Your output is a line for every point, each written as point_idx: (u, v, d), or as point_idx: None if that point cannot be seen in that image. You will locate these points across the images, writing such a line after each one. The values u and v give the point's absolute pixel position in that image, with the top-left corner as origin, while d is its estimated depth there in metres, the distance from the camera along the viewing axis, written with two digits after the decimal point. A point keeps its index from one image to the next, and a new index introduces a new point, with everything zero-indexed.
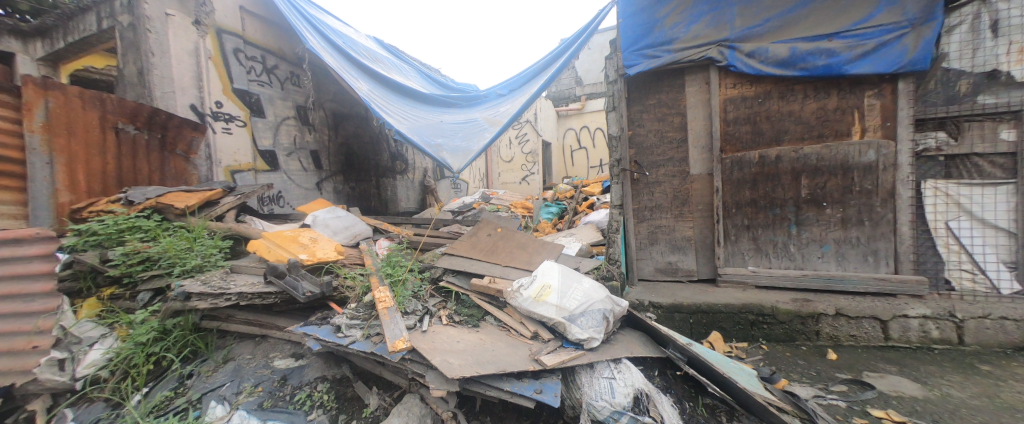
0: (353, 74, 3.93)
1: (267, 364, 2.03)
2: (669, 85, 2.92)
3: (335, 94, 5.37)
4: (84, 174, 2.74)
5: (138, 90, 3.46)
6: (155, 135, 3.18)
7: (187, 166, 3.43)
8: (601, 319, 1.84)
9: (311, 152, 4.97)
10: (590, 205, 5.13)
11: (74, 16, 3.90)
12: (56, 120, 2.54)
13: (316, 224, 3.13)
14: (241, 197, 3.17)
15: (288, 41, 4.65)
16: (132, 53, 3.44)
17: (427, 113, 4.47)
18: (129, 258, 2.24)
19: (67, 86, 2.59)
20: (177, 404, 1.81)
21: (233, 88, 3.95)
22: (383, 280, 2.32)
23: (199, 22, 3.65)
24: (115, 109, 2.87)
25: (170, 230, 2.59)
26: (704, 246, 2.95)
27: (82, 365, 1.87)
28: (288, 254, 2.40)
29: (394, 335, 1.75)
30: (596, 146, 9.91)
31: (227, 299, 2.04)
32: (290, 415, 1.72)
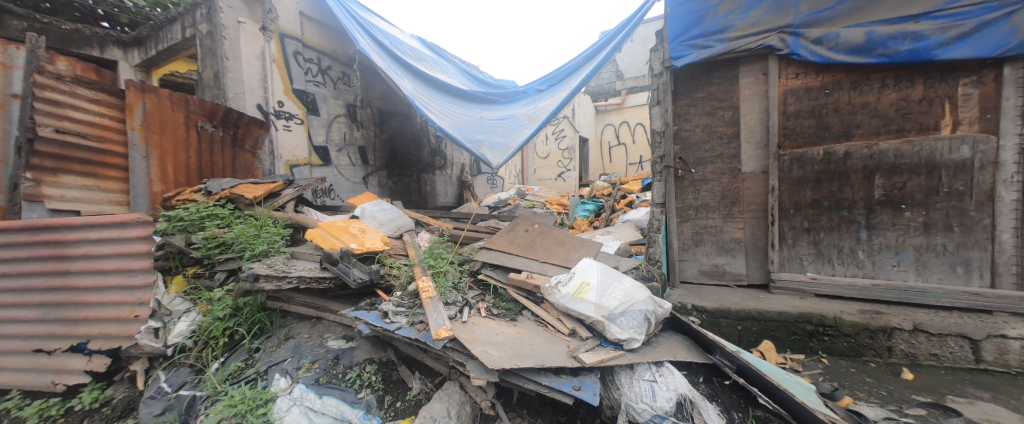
0: (399, 73, 4.10)
1: (322, 344, 2.20)
2: (721, 76, 2.75)
3: (381, 93, 5.64)
4: (173, 167, 3.09)
5: (214, 92, 3.86)
6: (229, 132, 3.53)
7: (254, 160, 3.79)
8: (643, 320, 1.79)
9: (359, 148, 5.26)
10: (629, 203, 4.98)
11: (162, 27, 4.42)
12: (151, 119, 2.90)
13: (365, 216, 3.33)
14: (300, 189, 3.44)
15: (341, 43, 4.95)
16: (210, 59, 3.84)
17: (467, 110, 4.55)
18: (208, 242, 2.51)
19: (159, 89, 2.94)
20: (248, 374, 2.03)
21: (292, 89, 4.28)
22: (426, 271, 2.42)
23: (266, 28, 4.00)
24: (197, 109, 3.22)
25: (241, 218, 2.88)
26: (755, 248, 2.76)
27: (173, 334, 2.15)
28: (340, 243, 2.57)
29: (437, 323, 1.82)
30: (636, 142, 9.55)
31: (289, 282, 2.24)
32: (342, 392, 1.87)
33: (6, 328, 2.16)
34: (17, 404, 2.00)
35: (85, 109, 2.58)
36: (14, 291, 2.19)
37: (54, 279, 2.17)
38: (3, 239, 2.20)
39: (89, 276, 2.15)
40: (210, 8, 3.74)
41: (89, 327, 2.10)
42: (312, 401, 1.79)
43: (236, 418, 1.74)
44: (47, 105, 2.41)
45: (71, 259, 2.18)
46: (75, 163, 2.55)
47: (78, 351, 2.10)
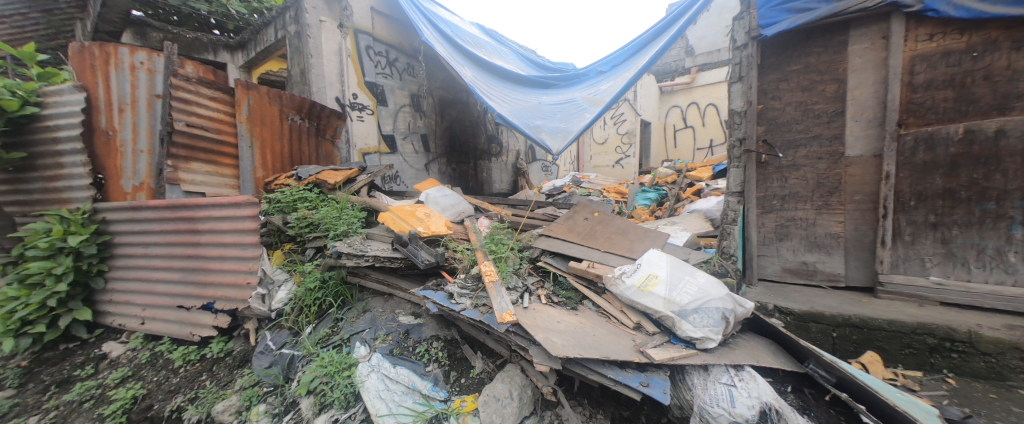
0: (460, 61, 4.15)
1: (394, 318, 2.38)
2: (823, 44, 2.35)
3: (442, 82, 5.82)
4: (271, 156, 3.54)
5: (300, 87, 4.30)
6: (314, 123, 3.92)
7: (333, 149, 4.19)
8: (720, 319, 1.65)
9: (422, 136, 5.51)
10: (697, 192, 4.57)
11: (260, 31, 5.00)
12: (254, 113, 3.33)
13: (429, 201, 3.51)
14: (371, 176, 3.71)
15: (408, 35, 5.17)
16: (297, 57, 4.27)
17: (525, 95, 4.49)
18: (300, 222, 2.86)
19: (259, 87, 3.35)
20: (335, 340, 2.29)
21: (365, 81, 4.61)
22: (488, 255, 2.48)
23: (342, 25, 4.31)
24: (289, 103, 3.61)
25: (325, 201, 3.21)
26: (858, 246, 2.38)
27: (275, 300, 2.49)
28: (409, 226, 2.74)
29: (501, 307, 1.86)
30: (706, 125, 8.69)
31: (365, 260, 2.46)
32: (413, 363, 2.02)
33: (158, 286, 2.68)
34: (169, 348, 2.49)
35: (206, 106, 3.05)
36: (163, 257, 2.71)
37: (189, 249, 2.63)
38: (153, 215, 2.69)
39: (214, 247, 2.58)
40: (297, 10, 4.14)
41: (215, 290, 2.53)
42: (387, 370, 1.95)
43: (327, 377, 1.98)
44: (179, 104, 2.87)
45: (200, 232, 2.61)
46: (200, 152, 3.03)
47: (207, 310, 2.53)
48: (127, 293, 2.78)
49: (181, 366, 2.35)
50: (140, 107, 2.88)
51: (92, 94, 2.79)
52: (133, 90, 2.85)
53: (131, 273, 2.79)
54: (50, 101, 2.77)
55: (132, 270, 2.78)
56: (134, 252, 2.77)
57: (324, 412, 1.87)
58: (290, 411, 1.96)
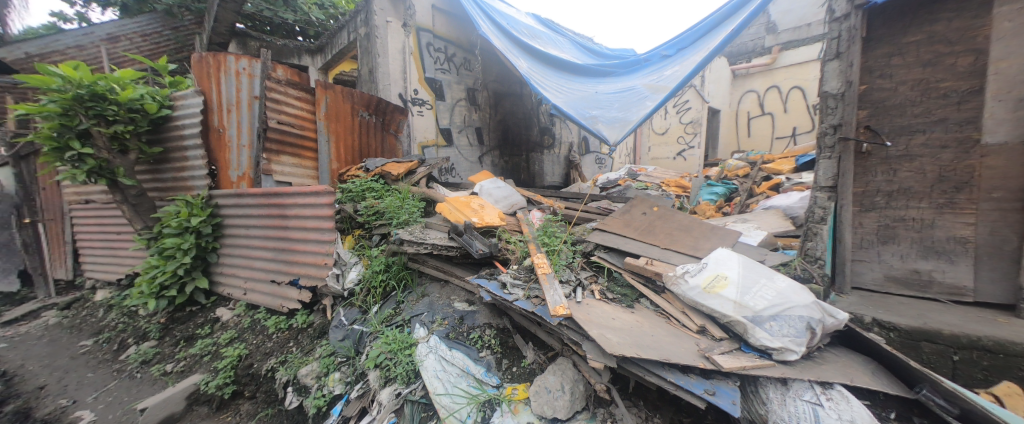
0: (516, 53, 4.14)
1: (450, 304, 2.48)
2: (956, 7, 1.92)
3: (497, 75, 5.88)
4: (344, 149, 3.88)
5: (369, 85, 4.65)
6: (380, 119, 4.22)
7: (396, 142, 4.48)
8: (804, 329, 1.46)
9: (476, 129, 5.65)
10: (774, 186, 4.08)
11: (335, 35, 5.49)
12: (331, 111, 3.67)
13: (483, 193, 3.59)
14: (430, 168, 3.89)
15: (466, 31, 5.29)
16: (366, 57, 4.60)
17: (581, 85, 4.34)
18: (368, 210, 3.11)
19: (335, 86, 3.67)
20: (397, 320, 2.46)
21: (425, 77, 4.83)
22: (541, 248, 2.47)
23: (406, 24, 4.53)
24: (359, 100, 3.92)
25: (389, 191, 3.45)
26: (994, 253, 1.94)
27: (347, 281, 2.73)
28: (464, 217, 2.83)
29: (554, 300, 1.84)
30: (788, 111, 7.67)
31: (424, 248, 2.60)
32: (467, 348, 2.09)
33: (256, 263, 3.12)
34: (265, 316, 2.88)
35: (292, 105, 3.42)
36: (259, 238, 3.13)
37: (280, 232, 3.01)
38: (253, 201, 3.13)
39: (300, 231, 2.92)
40: (367, 13, 4.44)
41: (300, 268, 2.88)
42: (443, 352, 2.06)
43: (391, 353, 2.15)
44: (272, 104, 3.26)
45: (288, 217, 2.98)
46: (288, 146, 3.42)
47: (293, 285, 2.89)
48: (232, 267, 3.27)
49: (274, 332, 2.72)
50: (243, 107, 3.33)
51: (208, 97, 3.27)
52: (237, 92, 3.30)
53: (235, 251, 3.26)
54: (178, 104, 3.33)
55: (236, 249, 3.26)
56: (238, 233, 3.24)
57: (389, 385, 2.04)
58: (359, 380, 2.18)
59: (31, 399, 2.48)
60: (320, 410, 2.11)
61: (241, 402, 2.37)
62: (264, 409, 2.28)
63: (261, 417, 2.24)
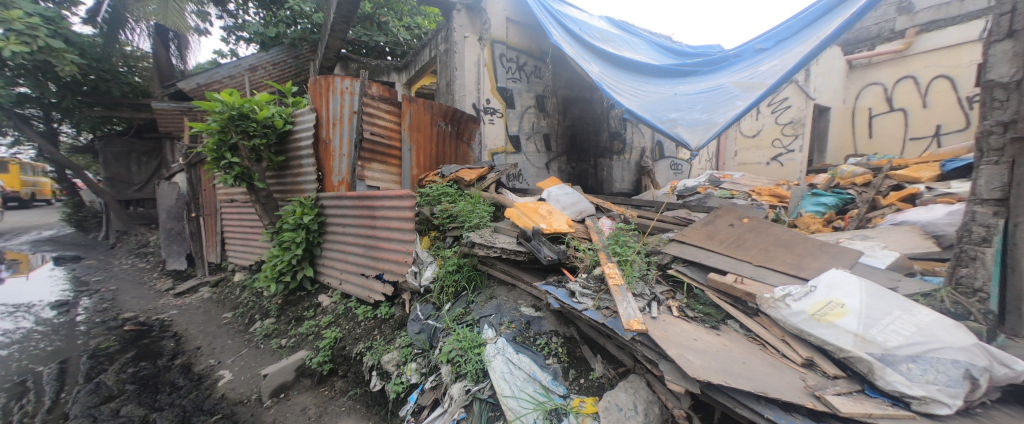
0: (587, 59, 4.06)
1: (517, 308, 2.51)
2: None
3: (567, 81, 5.87)
4: (424, 156, 4.23)
5: (446, 97, 5.00)
6: (455, 127, 4.51)
7: (468, 150, 4.75)
8: (962, 378, 1.15)
9: (544, 135, 5.69)
10: (907, 197, 3.35)
11: (418, 53, 6.03)
12: (414, 121, 4.04)
13: (550, 199, 3.59)
14: (499, 174, 4.03)
15: (537, 39, 5.39)
16: (445, 71, 4.96)
17: (658, 86, 4.08)
18: (443, 214, 3.32)
19: (418, 99, 4.03)
20: (467, 319, 2.56)
21: (497, 87, 5.03)
22: (612, 257, 2.38)
23: (482, 38, 4.77)
24: (438, 111, 4.24)
25: (462, 196, 3.65)
26: None
27: (423, 278, 2.95)
28: (532, 222, 2.86)
29: (628, 313, 1.75)
30: (930, 106, 6.23)
31: (494, 251, 2.70)
32: (534, 354, 2.09)
33: (349, 256, 3.55)
34: (355, 305, 3.25)
35: (382, 118, 3.83)
36: (353, 235, 3.55)
37: (369, 230, 3.38)
38: (349, 203, 3.57)
39: (386, 230, 3.24)
40: (448, 31, 4.80)
41: (385, 264, 3.19)
42: (511, 355, 2.09)
43: (461, 350, 2.25)
44: (367, 117, 3.67)
45: (377, 218, 3.33)
46: (378, 155, 3.84)
47: (378, 279, 3.21)
48: (331, 259, 3.76)
49: (362, 320, 3.05)
50: (344, 121, 3.72)
51: (320, 114, 3.84)
52: (341, 108, 3.72)
53: (334, 245, 3.76)
54: (297, 120, 3.98)
55: (335, 244, 3.75)
56: (337, 230, 3.73)
57: (459, 381, 2.13)
58: (433, 373, 2.32)
59: (192, 356, 3.15)
60: (399, 395, 2.31)
61: (336, 379, 2.70)
62: (354, 388, 2.57)
63: (351, 395, 2.53)
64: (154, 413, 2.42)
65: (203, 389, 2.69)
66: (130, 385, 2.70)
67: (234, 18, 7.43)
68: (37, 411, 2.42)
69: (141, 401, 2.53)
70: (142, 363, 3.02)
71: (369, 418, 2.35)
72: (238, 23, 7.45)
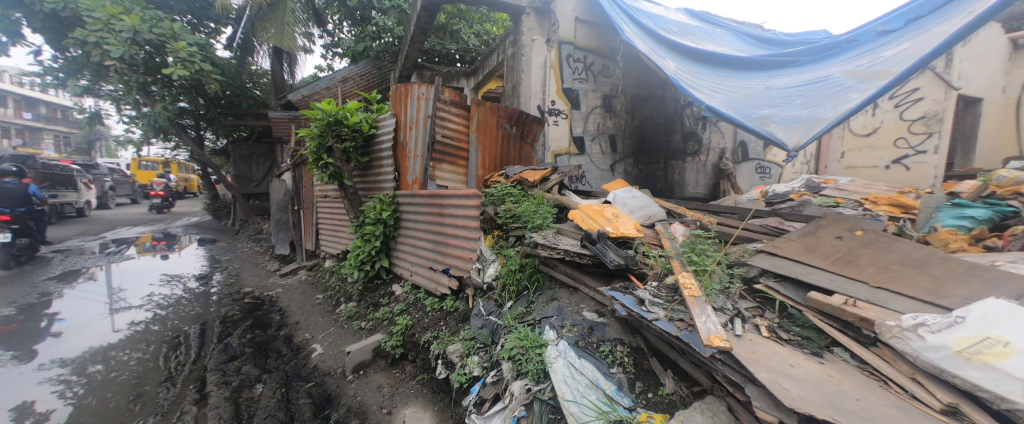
0: (662, 54, 3.82)
1: (579, 312, 2.45)
2: None
3: (637, 79, 5.59)
4: (489, 158, 4.36)
5: (513, 100, 5.12)
6: (520, 129, 4.59)
7: (532, 151, 4.80)
8: None
9: (610, 136, 5.51)
10: None
11: (487, 58, 6.26)
12: (481, 124, 4.19)
13: (616, 202, 3.45)
14: (562, 175, 4.00)
15: (607, 37, 5.23)
16: (513, 75, 5.08)
17: (745, 81, 3.67)
18: (506, 214, 3.39)
19: (485, 102, 4.18)
20: (528, 319, 2.56)
21: (563, 88, 5.00)
22: (686, 266, 2.20)
23: (549, 40, 4.77)
24: (504, 114, 4.35)
25: (525, 197, 3.68)
26: None
27: (486, 275, 3.05)
28: (598, 225, 2.78)
29: (707, 328, 1.60)
30: None
31: (557, 253, 2.68)
32: (596, 361, 2.02)
33: (420, 250, 3.82)
34: (424, 296, 3.48)
35: (453, 121, 4.04)
36: (424, 230, 3.81)
37: (438, 227, 3.60)
38: (421, 201, 3.84)
39: (454, 226, 3.41)
40: (516, 35, 4.90)
41: (451, 260, 3.36)
42: (573, 359, 2.03)
43: (523, 349, 2.25)
44: (439, 121, 3.90)
45: (446, 215, 3.52)
46: (448, 156, 4.05)
47: (445, 273, 3.40)
48: (404, 252, 4.09)
49: (430, 310, 3.25)
50: (419, 125, 4.00)
51: (399, 118, 4.20)
52: (417, 112, 4.00)
53: (406, 239, 4.07)
54: (380, 125, 4.40)
55: (407, 238, 4.06)
56: (410, 226, 4.03)
57: (520, 378, 2.14)
58: (494, 368, 2.36)
59: (292, 329, 3.67)
60: (463, 386, 2.41)
61: (406, 363, 2.93)
62: (422, 373, 2.75)
63: (419, 379, 2.72)
64: (265, 374, 2.86)
65: (300, 358, 3.11)
66: (248, 348, 3.24)
67: (331, 36, 8.51)
68: (186, 361, 3.01)
69: (256, 363, 3.01)
70: (257, 331, 3.61)
71: (435, 404, 2.49)
72: (334, 41, 8.53)
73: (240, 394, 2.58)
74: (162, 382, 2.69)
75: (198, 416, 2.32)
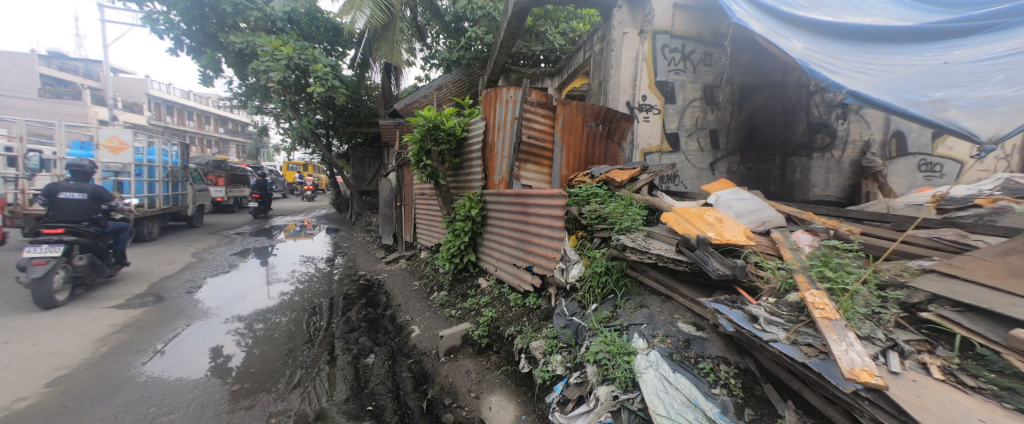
0: (784, 34, 3.27)
1: (673, 323, 2.26)
2: None
3: (748, 65, 4.89)
4: (573, 157, 4.30)
5: (601, 97, 4.96)
6: (606, 128, 4.42)
7: (619, 150, 4.57)
8: None
9: (711, 131, 4.96)
10: None
11: (572, 56, 6.18)
12: (566, 123, 4.16)
13: (719, 204, 3.09)
14: (653, 175, 3.74)
15: (710, 21, 4.70)
16: (601, 71, 4.93)
17: (908, 56, 2.93)
18: (591, 214, 3.31)
19: (572, 101, 4.13)
20: (615, 324, 2.45)
21: (656, 81, 4.67)
22: (816, 282, 1.85)
23: (643, 31, 4.48)
24: (590, 113, 4.25)
25: (612, 198, 3.54)
26: None
27: (569, 275, 3.00)
28: (697, 230, 2.52)
29: (850, 357, 1.32)
30: None
31: (649, 257, 2.53)
32: (694, 377, 1.81)
33: (505, 246, 3.96)
34: (508, 291, 3.62)
35: (539, 122, 4.08)
36: (509, 228, 3.95)
37: (522, 225, 3.69)
38: (507, 200, 3.98)
39: (538, 224, 3.45)
40: (606, 29, 4.73)
41: (535, 258, 3.42)
42: (666, 371, 1.87)
43: (609, 354, 2.16)
44: (525, 122, 4.00)
45: (530, 214, 3.58)
46: (533, 156, 4.13)
47: (528, 271, 3.47)
48: (489, 247, 4.30)
49: (514, 306, 3.36)
50: (507, 127, 4.15)
51: (489, 121, 4.41)
52: (505, 115, 4.15)
53: (492, 236, 4.27)
54: (471, 128, 4.73)
55: (493, 234, 4.26)
56: (496, 223, 4.22)
57: (606, 384, 2.05)
58: (578, 369, 2.32)
59: (396, 310, 4.19)
60: (546, 383, 2.43)
61: (491, 353, 3.09)
62: (506, 364, 2.87)
63: (503, 370, 2.84)
64: (375, 346, 3.31)
65: (402, 337, 3.52)
66: (363, 323, 3.80)
67: (429, 48, 9.46)
68: (320, 327, 3.68)
69: (369, 336, 3.51)
70: (369, 309, 4.21)
71: (519, 395, 2.57)
72: (431, 53, 9.46)
73: (358, 361, 3.03)
74: (305, 342, 3.33)
75: (329, 374, 2.80)
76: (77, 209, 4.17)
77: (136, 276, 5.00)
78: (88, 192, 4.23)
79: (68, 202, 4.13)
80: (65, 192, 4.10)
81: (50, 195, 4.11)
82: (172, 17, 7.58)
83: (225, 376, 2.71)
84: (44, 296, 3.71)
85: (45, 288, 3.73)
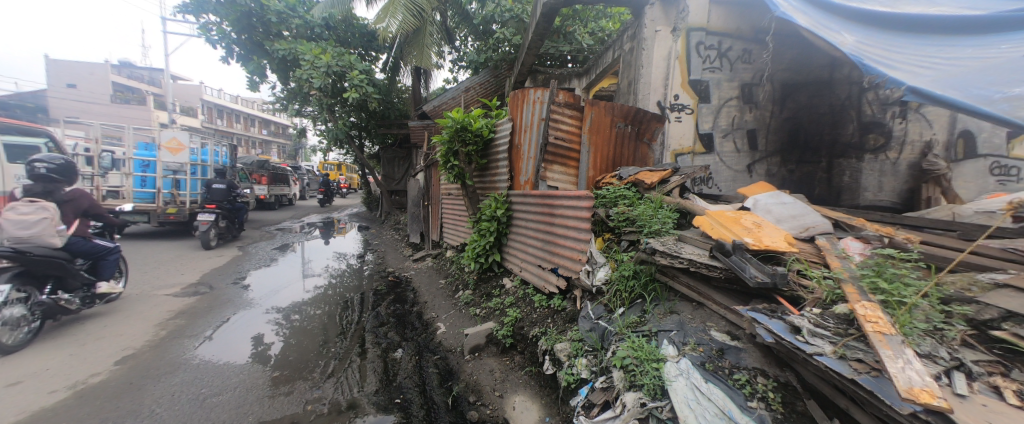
0: (834, 28, 3.06)
1: (705, 330, 2.17)
2: None
3: (790, 62, 4.61)
4: (601, 158, 4.22)
5: (631, 97, 4.86)
6: (635, 128, 4.31)
7: (649, 151, 4.44)
8: None
9: (748, 131, 4.75)
10: None
11: (601, 56, 6.10)
12: (594, 124, 4.09)
13: (757, 208, 2.94)
14: (685, 177, 3.61)
15: (749, 16, 4.49)
16: (631, 70, 4.82)
17: (979, 49, 2.67)
18: (619, 217, 3.24)
19: (600, 102, 4.06)
20: (643, 329, 2.37)
21: (689, 80, 4.51)
22: (868, 294, 1.72)
23: (676, 29, 4.35)
24: (619, 113, 4.16)
25: (641, 200, 3.45)
26: None
27: (596, 278, 2.95)
28: (732, 234, 2.41)
29: (907, 375, 1.21)
30: None
31: (680, 262, 2.45)
32: (729, 389, 1.72)
33: (530, 247, 3.95)
34: (533, 292, 3.61)
35: (566, 123, 4.05)
36: (534, 229, 3.94)
37: (548, 226, 3.67)
38: (532, 200, 3.98)
39: (564, 225, 3.42)
40: (637, 27, 4.63)
41: (560, 260, 3.39)
42: (697, 381, 1.79)
43: (637, 360, 2.10)
44: (552, 123, 3.98)
45: (556, 215, 3.56)
46: (559, 157, 4.09)
47: (554, 273, 3.44)
48: (513, 248, 4.31)
49: (538, 307, 3.35)
50: (534, 128, 4.14)
51: (516, 122, 4.43)
52: (532, 116, 4.15)
53: (517, 237, 4.27)
54: (498, 129, 4.76)
55: (518, 235, 4.27)
56: (521, 223, 4.23)
57: (633, 390, 1.99)
58: (604, 374, 2.27)
59: (422, 307, 4.30)
60: (570, 386, 2.40)
61: (515, 353, 3.10)
62: (530, 365, 2.87)
63: (527, 371, 2.84)
64: (403, 341, 3.41)
65: (428, 333, 3.60)
66: (392, 318, 3.92)
67: (458, 51, 9.64)
68: (352, 320, 3.83)
69: (397, 331, 3.62)
70: (396, 305, 4.34)
71: (543, 397, 2.56)
72: (460, 55, 9.64)
73: (387, 354, 3.14)
74: (338, 334, 3.48)
75: (360, 366, 2.92)
76: (221, 194, 7.17)
77: (192, 266, 5.48)
78: (225, 184, 7.35)
79: (216, 190, 7.10)
80: (215, 184, 7.08)
81: (208, 188, 7.28)
82: (224, 27, 8.14)
83: (266, 363, 2.89)
84: (206, 241, 6.57)
85: (206, 236, 6.62)
